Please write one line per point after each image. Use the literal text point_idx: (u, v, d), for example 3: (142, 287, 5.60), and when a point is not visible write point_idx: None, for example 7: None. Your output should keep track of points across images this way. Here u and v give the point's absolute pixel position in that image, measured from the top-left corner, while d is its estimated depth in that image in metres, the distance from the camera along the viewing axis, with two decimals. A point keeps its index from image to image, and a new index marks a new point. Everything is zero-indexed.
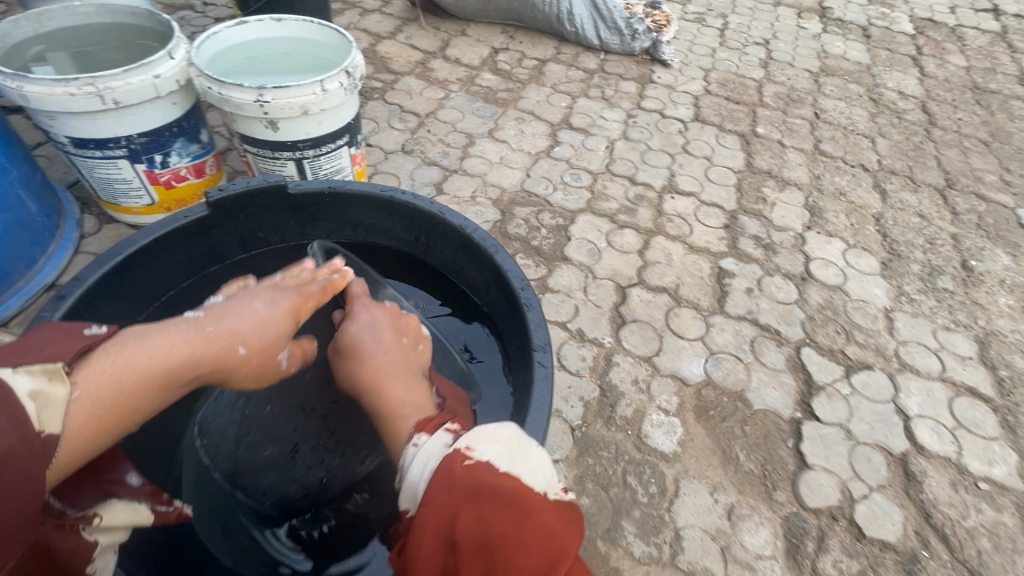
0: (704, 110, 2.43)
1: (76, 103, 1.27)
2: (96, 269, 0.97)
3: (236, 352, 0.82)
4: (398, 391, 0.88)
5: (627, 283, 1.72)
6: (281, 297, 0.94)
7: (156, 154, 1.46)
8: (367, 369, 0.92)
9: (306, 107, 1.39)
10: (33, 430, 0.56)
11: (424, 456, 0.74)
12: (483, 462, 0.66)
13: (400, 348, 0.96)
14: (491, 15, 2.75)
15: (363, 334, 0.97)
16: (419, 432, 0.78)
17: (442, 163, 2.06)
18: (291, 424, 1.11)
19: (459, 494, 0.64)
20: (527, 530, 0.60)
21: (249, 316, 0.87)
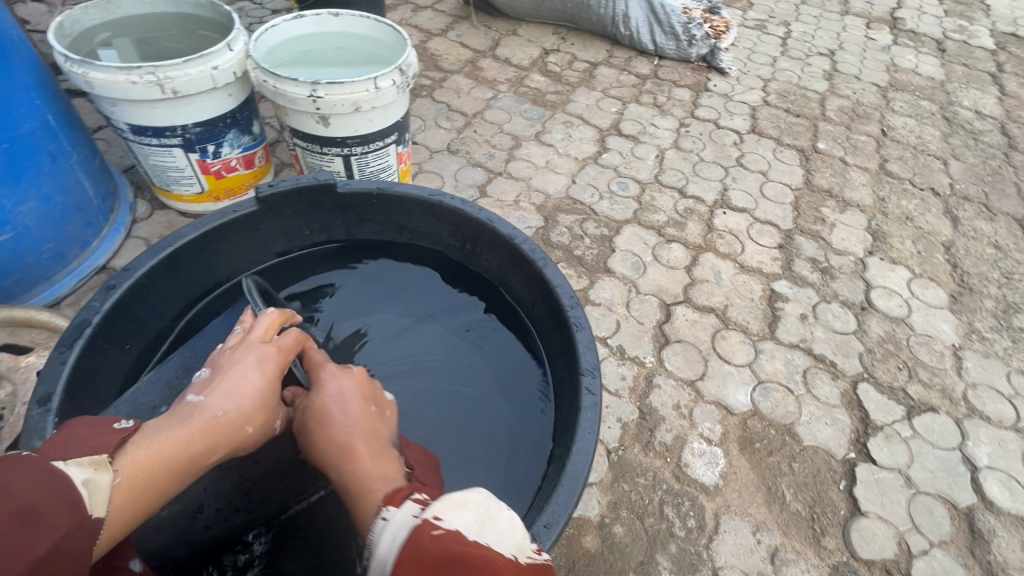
0: (762, 122, 2.32)
1: (137, 92, 1.28)
2: (146, 260, 0.98)
3: (245, 432, 0.80)
4: (369, 464, 0.80)
5: (672, 300, 1.65)
6: (272, 359, 0.89)
7: (209, 144, 1.48)
8: (334, 440, 0.84)
9: (358, 104, 1.38)
10: (87, 514, 0.57)
11: (392, 529, 0.63)
12: (453, 534, 0.59)
13: (370, 419, 0.88)
14: (543, 16, 2.70)
15: (329, 404, 0.88)
16: (386, 507, 0.68)
17: (486, 165, 2.02)
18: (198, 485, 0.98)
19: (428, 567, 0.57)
20: None
21: (247, 390, 0.82)
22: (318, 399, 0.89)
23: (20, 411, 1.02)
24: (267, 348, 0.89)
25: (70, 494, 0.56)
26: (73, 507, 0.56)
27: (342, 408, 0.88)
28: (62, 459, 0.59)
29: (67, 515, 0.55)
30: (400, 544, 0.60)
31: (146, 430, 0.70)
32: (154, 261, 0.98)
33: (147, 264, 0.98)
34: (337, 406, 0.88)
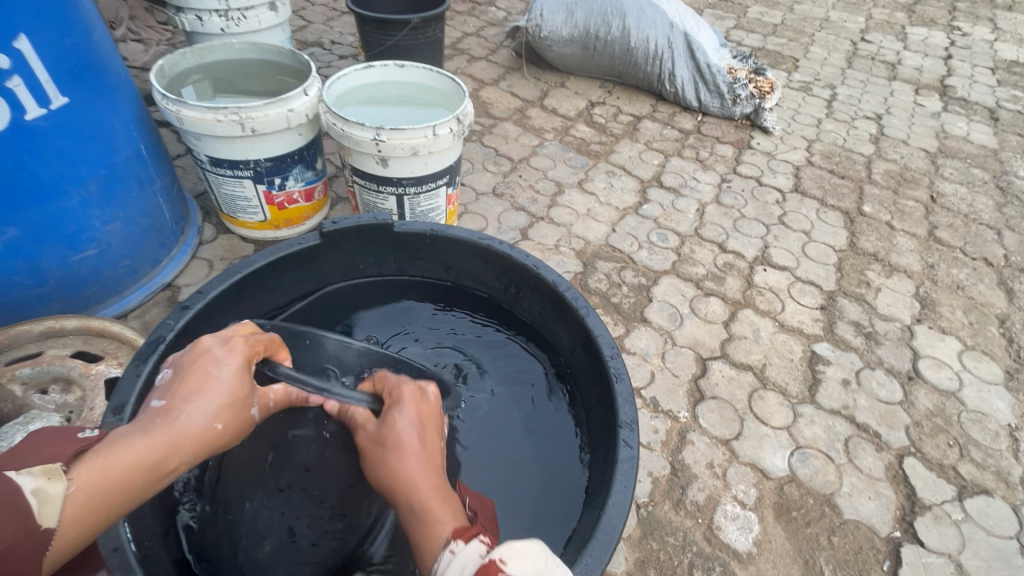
0: (806, 182, 2.33)
1: (220, 128, 1.41)
2: (217, 285, 1.06)
3: (214, 429, 0.75)
4: (438, 492, 0.76)
5: (709, 355, 1.64)
6: (241, 350, 0.82)
7: (276, 178, 1.59)
8: (406, 463, 0.78)
9: (416, 148, 1.47)
10: (35, 525, 0.59)
11: (460, 563, 0.65)
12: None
13: (433, 450, 0.83)
14: (591, 70, 2.82)
15: (403, 421, 0.83)
16: (455, 538, 0.69)
17: (529, 209, 2.09)
18: (275, 511, 0.99)
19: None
20: None
21: (215, 386, 0.77)
22: (394, 413, 0.84)
23: (86, 417, 1.09)
24: (231, 340, 0.83)
25: (15, 506, 0.58)
26: (19, 516, 0.58)
27: (408, 426, 0.83)
28: (15, 469, 0.61)
29: (13, 524, 0.57)
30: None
31: (117, 435, 0.69)
32: (224, 283, 1.06)
33: (215, 290, 1.05)
34: (403, 419, 0.84)
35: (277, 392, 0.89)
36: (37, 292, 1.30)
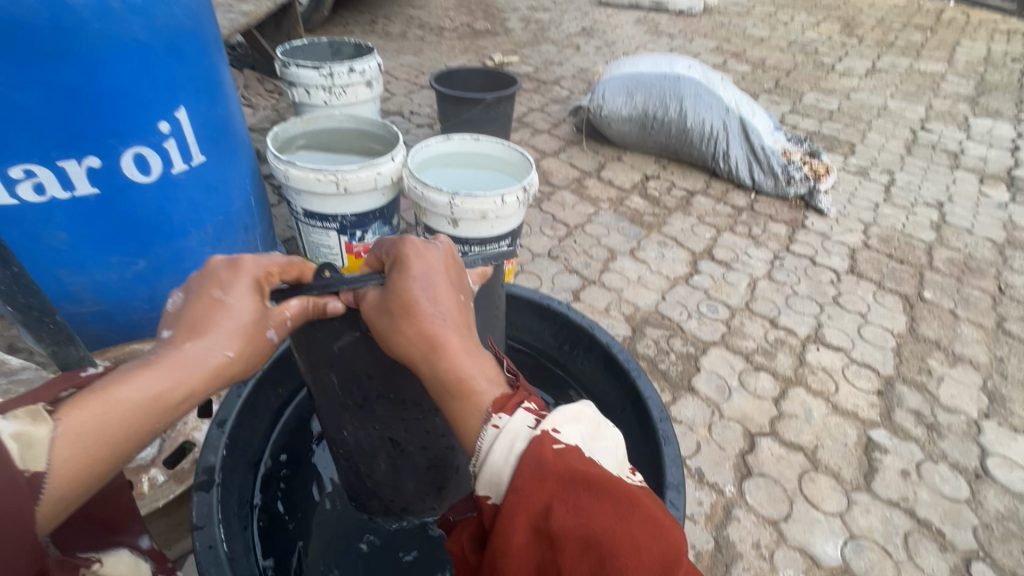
0: (861, 264, 2.32)
1: (319, 186, 1.61)
2: None
3: (224, 356, 0.75)
4: (467, 360, 0.81)
5: (757, 430, 1.62)
6: (249, 273, 0.81)
7: (358, 231, 1.77)
8: (437, 335, 0.80)
9: (485, 212, 1.62)
10: (20, 470, 0.56)
11: (508, 437, 0.72)
12: (567, 448, 0.69)
13: (457, 310, 0.85)
14: (647, 146, 2.99)
15: (412, 284, 0.82)
16: (499, 410, 0.75)
17: (583, 273, 2.19)
18: (368, 428, 1.00)
19: (552, 479, 0.65)
20: (626, 520, 0.62)
21: (221, 315, 0.77)
22: (404, 279, 0.82)
23: (179, 431, 1.21)
24: (238, 266, 0.81)
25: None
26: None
27: (429, 297, 0.82)
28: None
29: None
30: (519, 454, 0.70)
31: (114, 375, 0.67)
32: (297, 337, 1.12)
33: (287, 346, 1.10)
34: (421, 291, 0.82)
35: (295, 307, 0.84)
36: (149, 316, 1.49)
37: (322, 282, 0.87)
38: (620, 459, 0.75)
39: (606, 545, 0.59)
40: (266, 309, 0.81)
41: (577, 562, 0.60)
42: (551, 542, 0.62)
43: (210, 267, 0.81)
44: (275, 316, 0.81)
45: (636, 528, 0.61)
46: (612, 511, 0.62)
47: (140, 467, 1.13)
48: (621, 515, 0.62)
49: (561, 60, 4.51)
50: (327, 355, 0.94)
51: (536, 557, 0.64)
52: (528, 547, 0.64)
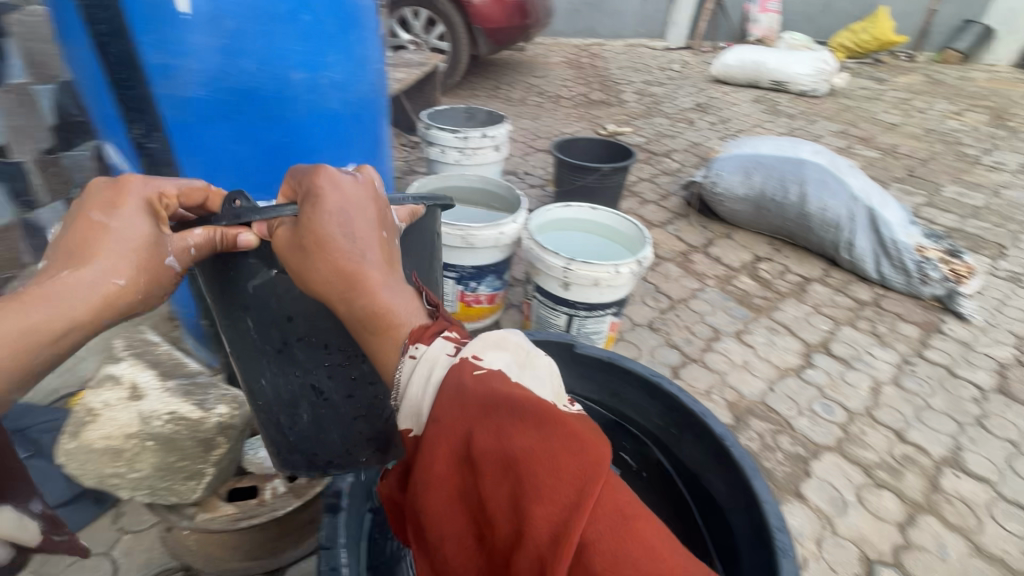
0: (1013, 384, 2.05)
1: (446, 239, 1.75)
2: None
3: (116, 285, 0.77)
4: (388, 294, 0.80)
5: (877, 557, 1.45)
6: (132, 207, 0.78)
7: (473, 282, 1.88)
8: (358, 270, 0.78)
9: (598, 280, 1.65)
10: None
11: (427, 366, 0.74)
12: (494, 375, 0.68)
13: (379, 243, 0.82)
14: (761, 227, 2.91)
15: (327, 221, 0.76)
16: (416, 341, 0.77)
17: (683, 349, 2.14)
18: (299, 377, 1.02)
19: (472, 405, 0.65)
20: (548, 442, 0.61)
21: (105, 250, 0.77)
22: (316, 214, 0.77)
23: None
24: (121, 202, 0.78)
25: None
26: None
27: (346, 238, 0.78)
28: None
29: None
30: (437, 382, 0.72)
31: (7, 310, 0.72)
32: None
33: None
34: (337, 227, 0.77)
35: (197, 237, 0.80)
36: None
37: (228, 212, 0.79)
38: (556, 386, 0.73)
39: (522, 465, 0.60)
40: (161, 236, 0.80)
41: (496, 484, 0.62)
42: (471, 466, 0.64)
43: (92, 189, 0.80)
44: (169, 245, 0.79)
45: (555, 449, 0.60)
46: (530, 432, 0.61)
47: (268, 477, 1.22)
48: (539, 435, 0.61)
49: (674, 133, 4.59)
50: (242, 297, 0.91)
51: (458, 480, 0.66)
52: (451, 473, 0.66)
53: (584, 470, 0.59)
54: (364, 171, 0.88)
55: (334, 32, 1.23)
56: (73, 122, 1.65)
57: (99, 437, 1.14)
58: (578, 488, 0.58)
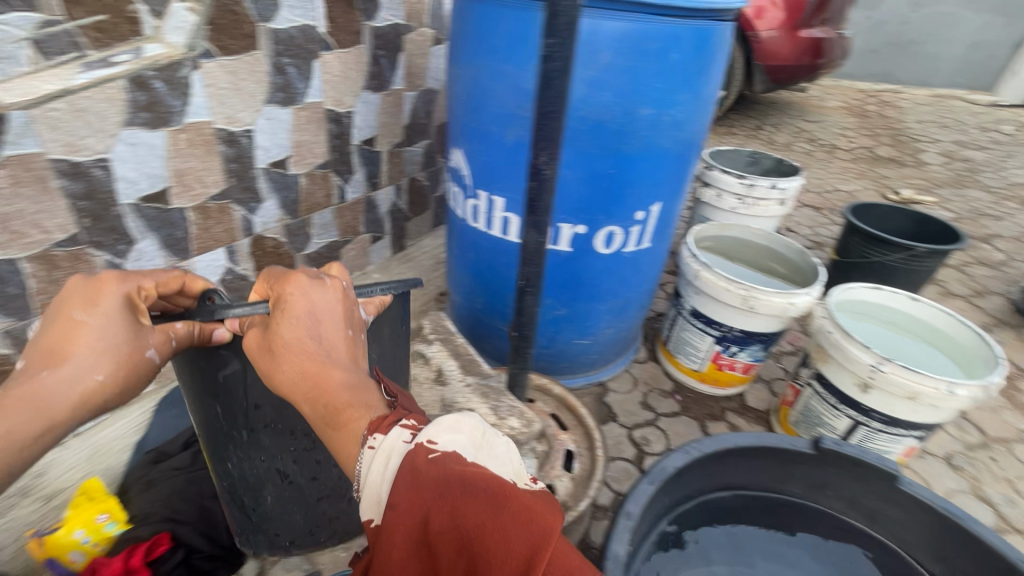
0: None
1: (723, 294, 1.58)
2: (711, 445, 1.07)
3: (92, 380, 0.74)
4: (345, 387, 0.72)
5: None
6: (104, 301, 0.74)
7: (735, 346, 1.69)
8: (317, 371, 0.72)
9: (917, 395, 1.31)
10: None
11: (383, 456, 0.63)
12: (448, 454, 0.61)
13: (337, 338, 0.75)
14: None
15: (292, 321, 0.73)
16: (374, 432, 0.66)
17: (1001, 509, 1.60)
18: (264, 462, 1.01)
19: (429, 487, 0.58)
20: (503, 518, 0.55)
21: (75, 347, 0.73)
22: (282, 321, 0.73)
23: (546, 472, 1.27)
24: (92, 293, 0.74)
25: None
26: None
27: (308, 338, 0.73)
28: None
29: None
30: (393, 472, 0.62)
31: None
32: (687, 460, 1.03)
33: (680, 463, 1.02)
34: (302, 326, 0.73)
35: (179, 329, 0.79)
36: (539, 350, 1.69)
37: (207, 308, 0.80)
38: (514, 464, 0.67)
39: (476, 546, 0.54)
40: (143, 328, 0.76)
41: (452, 562, 0.55)
42: (427, 552, 0.57)
43: (72, 285, 0.76)
44: (147, 339, 0.76)
45: (506, 519, 0.55)
46: (483, 506, 0.56)
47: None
48: (495, 513, 0.56)
49: (997, 212, 3.60)
50: (214, 385, 0.91)
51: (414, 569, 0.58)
52: (408, 561, 0.58)
53: (532, 548, 0.53)
54: (332, 269, 0.84)
55: (690, 72, 1.20)
56: (418, 124, 1.98)
57: None
58: (529, 560, 0.52)
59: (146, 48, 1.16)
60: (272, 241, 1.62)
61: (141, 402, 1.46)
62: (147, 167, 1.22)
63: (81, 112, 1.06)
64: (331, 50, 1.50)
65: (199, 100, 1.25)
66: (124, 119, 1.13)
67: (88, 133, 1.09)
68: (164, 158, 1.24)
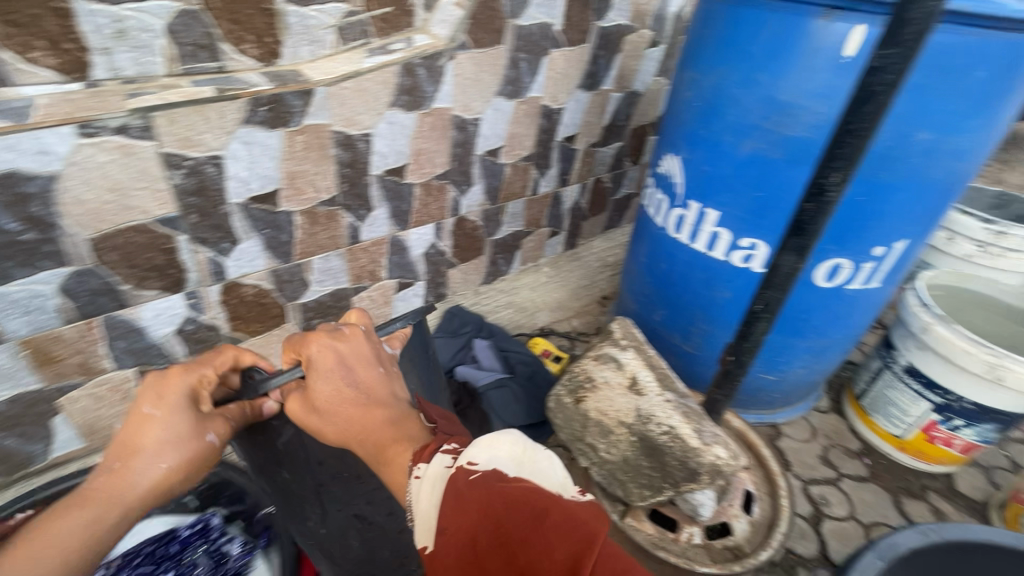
0: None
1: (963, 357, 1.32)
2: (947, 532, 0.97)
3: (162, 467, 0.79)
4: (383, 426, 0.76)
5: None
6: (171, 389, 0.82)
7: (960, 419, 1.42)
8: (366, 415, 0.76)
9: None
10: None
11: (426, 483, 0.65)
12: (490, 473, 0.61)
13: (367, 387, 0.79)
14: None
15: (327, 379, 0.77)
16: (416, 462, 0.69)
17: None
18: (338, 511, 1.08)
19: (474, 504, 0.58)
20: (546, 527, 0.55)
21: (147, 435, 0.79)
22: (317, 378, 0.77)
23: (722, 509, 1.17)
24: (163, 381, 0.83)
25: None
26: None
27: (346, 387, 0.77)
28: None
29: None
30: (439, 495, 0.62)
31: (76, 509, 0.76)
32: (923, 542, 0.95)
33: (911, 543, 0.94)
34: (341, 376, 0.78)
35: (234, 409, 0.89)
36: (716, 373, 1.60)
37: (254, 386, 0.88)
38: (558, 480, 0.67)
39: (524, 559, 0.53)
40: (203, 415, 0.83)
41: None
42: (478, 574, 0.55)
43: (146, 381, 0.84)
44: (210, 423, 0.83)
45: (551, 529, 0.55)
46: (528, 518, 0.57)
47: (687, 519, 1.14)
48: (538, 522, 0.56)
49: None
50: (275, 453, 1.03)
51: None
52: None
53: (578, 549, 0.54)
54: (352, 318, 0.89)
55: (992, 93, 1.02)
56: (615, 126, 1.97)
57: (594, 408, 1.14)
58: (575, 560, 0.53)
59: (416, 38, 1.28)
60: (471, 224, 1.73)
61: None
62: (397, 144, 1.36)
63: (363, 92, 1.21)
64: (559, 48, 1.55)
65: (447, 88, 1.36)
66: (390, 100, 1.27)
67: (364, 111, 1.24)
68: (410, 137, 1.37)
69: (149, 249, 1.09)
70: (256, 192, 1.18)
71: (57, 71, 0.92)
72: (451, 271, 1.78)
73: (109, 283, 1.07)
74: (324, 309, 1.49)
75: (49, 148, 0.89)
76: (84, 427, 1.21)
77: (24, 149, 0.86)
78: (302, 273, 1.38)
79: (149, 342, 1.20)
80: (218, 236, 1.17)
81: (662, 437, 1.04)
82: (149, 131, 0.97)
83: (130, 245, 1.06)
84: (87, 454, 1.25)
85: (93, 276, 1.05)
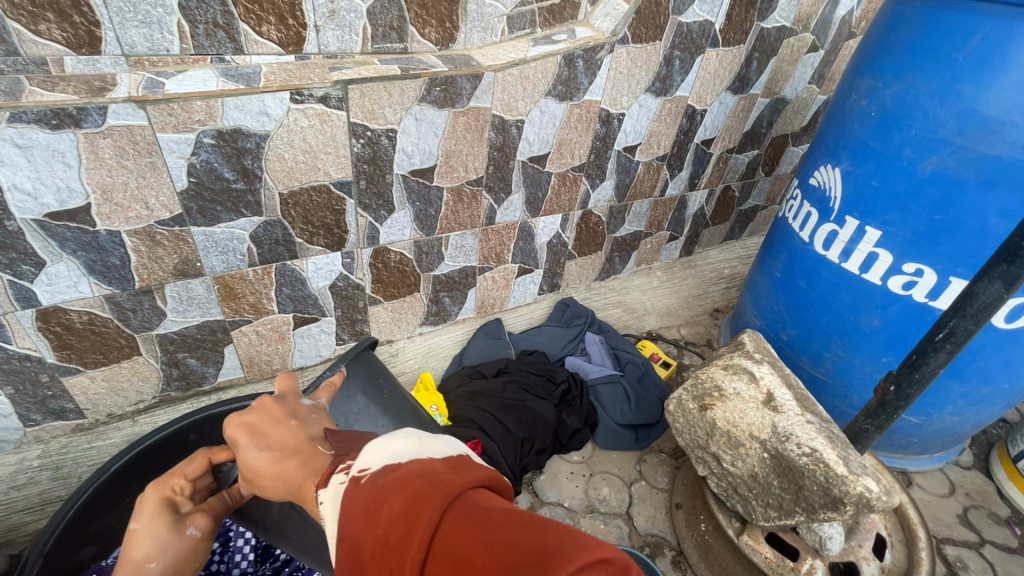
0: None
1: None
2: None
3: (147, 567, 0.86)
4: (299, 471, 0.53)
5: None
6: (150, 500, 0.92)
7: None
8: (282, 469, 0.54)
9: None
10: None
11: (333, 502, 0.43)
12: (378, 469, 0.42)
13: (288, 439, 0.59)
14: None
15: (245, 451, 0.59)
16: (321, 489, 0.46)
17: None
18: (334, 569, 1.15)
19: (351, 505, 0.40)
20: (398, 501, 0.37)
21: (132, 547, 0.87)
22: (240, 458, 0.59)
23: (849, 547, 1.08)
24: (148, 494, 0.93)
25: None
26: None
27: (262, 454, 0.58)
28: None
29: None
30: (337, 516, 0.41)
31: None
32: None
33: None
34: (252, 448, 0.59)
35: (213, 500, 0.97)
36: (847, 405, 1.49)
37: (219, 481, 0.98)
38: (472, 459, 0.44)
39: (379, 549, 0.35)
40: (178, 517, 0.92)
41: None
42: None
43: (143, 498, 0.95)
44: (188, 519, 0.92)
45: (395, 517, 0.36)
46: (375, 510, 0.38)
47: (811, 550, 1.06)
48: (396, 496, 0.37)
49: None
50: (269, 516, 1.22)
51: None
52: None
53: (426, 511, 0.35)
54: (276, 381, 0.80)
55: None
56: (756, 133, 1.88)
57: (722, 415, 1.10)
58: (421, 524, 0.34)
59: (578, 30, 1.31)
60: (595, 219, 1.73)
61: (465, 324, 1.71)
62: (545, 133, 1.40)
63: (525, 80, 1.25)
64: (715, 47, 1.51)
65: (601, 81, 1.37)
66: (547, 90, 1.31)
67: (522, 97, 1.28)
68: (557, 127, 1.40)
69: (323, 209, 1.21)
70: (417, 166, 1.26)
71: (279, 44, 1.04)
72: (569, 263, 1.80)
73: (287, 235, 1.21)
74: (451, 284, 1.57)
75: (267, 110, 1.01)
76: (246, 358, 1.36)
77: (250, 109, 0.99)
78: (439, 247, 1.46)
79: (308, 292, 1.33)
80: (379, 204, 1.27)
81: (801, 459, 0.98)
82: (344, 102, 1.07)
83: (310, 203, 1.18)
84: (244, 382, 1.41)
85: (278, 226, 1.18)
